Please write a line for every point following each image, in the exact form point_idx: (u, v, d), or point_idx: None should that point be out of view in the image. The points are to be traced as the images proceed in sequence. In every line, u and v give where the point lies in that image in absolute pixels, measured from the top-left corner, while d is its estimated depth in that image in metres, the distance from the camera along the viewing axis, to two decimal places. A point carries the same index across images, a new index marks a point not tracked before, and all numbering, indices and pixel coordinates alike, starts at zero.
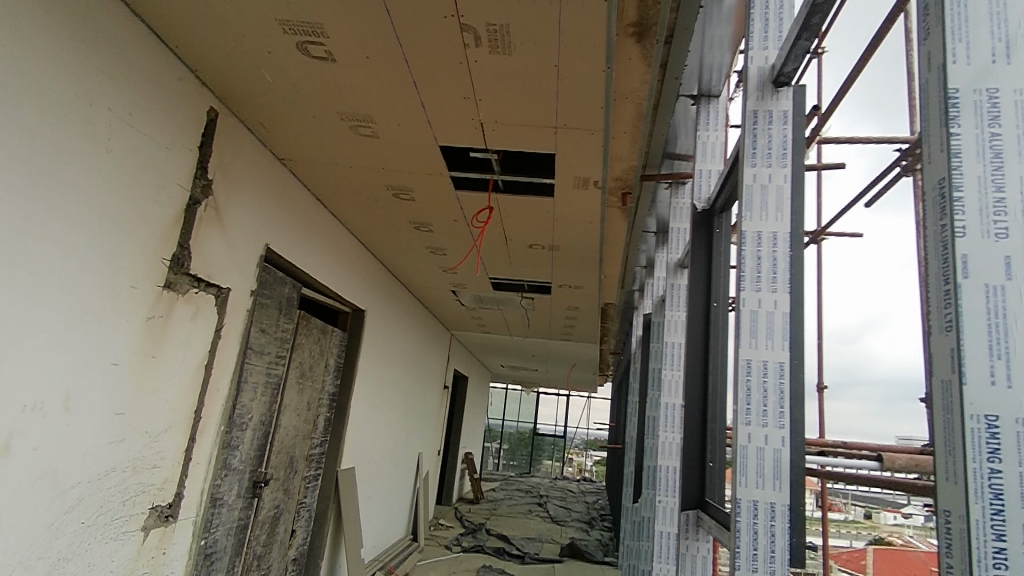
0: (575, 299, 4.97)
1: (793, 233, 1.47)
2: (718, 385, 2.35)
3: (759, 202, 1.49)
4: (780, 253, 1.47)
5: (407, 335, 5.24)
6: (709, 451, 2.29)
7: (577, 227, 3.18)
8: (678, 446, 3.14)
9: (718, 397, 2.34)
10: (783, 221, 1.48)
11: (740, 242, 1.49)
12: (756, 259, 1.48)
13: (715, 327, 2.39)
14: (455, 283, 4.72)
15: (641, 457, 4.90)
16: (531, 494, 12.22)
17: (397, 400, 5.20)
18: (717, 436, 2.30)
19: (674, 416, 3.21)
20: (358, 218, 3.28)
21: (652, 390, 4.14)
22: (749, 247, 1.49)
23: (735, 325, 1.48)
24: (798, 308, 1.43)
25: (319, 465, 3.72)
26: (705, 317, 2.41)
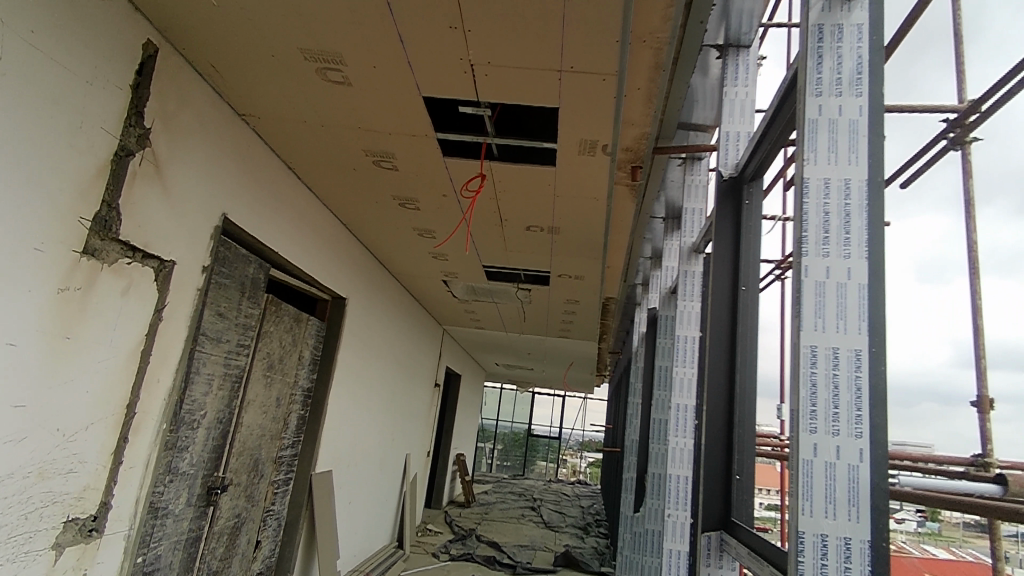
0: (575, 292, 4.63)
1: (872, 180, 1.12)
2: (746, 384, 2.01)
3: (825, 141, 1.15)
4: (854, 206, 1.12)
5: (395, 328, 4.89)
6: (737, 461, 1.94)
7: (580, 205, 2.83)
8: (692, 452, 2.81)
9: (746, 398, 1.99)
10: (858, 165, 1.13)
11: (800, 193, 1.14)
12: (823, 215, 1.13)
13: (743, 316, 2.05)
14: (447, 272, 4.37)
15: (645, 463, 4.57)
16: (525, 497, 11.88)
17: (383, 397, 4.86)
18: (747, 444, 1.95)
19: (686, 418, 2.87)
20: (336, 193, 2.92)
21: (659, 390, 3.80)
22: (813, 200, 1.14)
23: (794, 302, 1.13)
24: (879, 278, 1.08)
25: (290, 468, 3.36)
26: (731, 305, 2.08)
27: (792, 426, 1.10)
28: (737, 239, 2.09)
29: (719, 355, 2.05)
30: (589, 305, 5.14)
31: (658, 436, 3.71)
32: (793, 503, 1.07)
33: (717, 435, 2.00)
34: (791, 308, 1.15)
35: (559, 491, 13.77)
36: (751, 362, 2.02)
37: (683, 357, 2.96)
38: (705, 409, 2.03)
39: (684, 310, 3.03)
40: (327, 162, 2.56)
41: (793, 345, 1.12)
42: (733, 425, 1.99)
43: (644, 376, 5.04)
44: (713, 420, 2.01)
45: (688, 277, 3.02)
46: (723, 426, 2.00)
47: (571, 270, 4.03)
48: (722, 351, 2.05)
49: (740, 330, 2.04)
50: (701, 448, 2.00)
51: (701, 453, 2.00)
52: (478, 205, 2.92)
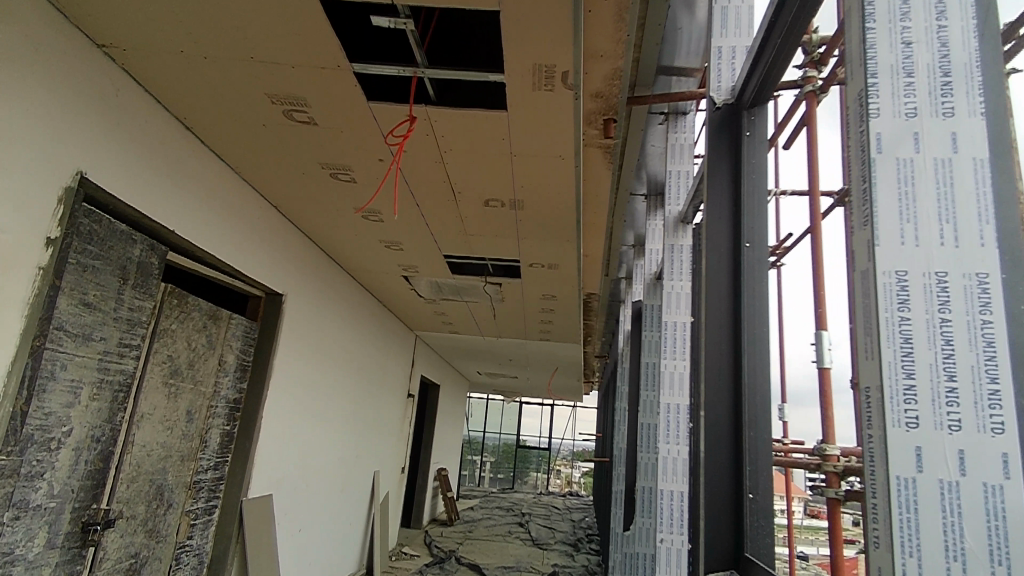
0: (551, 285, 4.15)
1: (982, 28, 0.85)
2: (756, 371, 1.52)
3: None
4: (959, 68, 0.85)
5: (351, 331, 4.38)
6: (748, 476, 1.46)
7: (542, 170, 2.36)
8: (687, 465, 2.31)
9: (757, 389, 1.51)
10: (960, 10, 0.87)
11: (872, 54, 0.90)
12: (907, 82, 0.87)
13: (749, 283, 1.56)
14: (406, 264, 3.90)
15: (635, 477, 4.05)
16: (512, 511, 11.32)
17: (339, 409, 4.34)
18: (760, 451, 1.47)
19: (678, 421, 2.39)
20: (254, 162, 2.46)
21: (645, 390, 3.32)
22: (888, 63, 0.89)
23: (871, 210, 0.87)
24: (1001, 170, 0.81)
25: (212, 495, 2.83)
26: (734, 270, 1.60)
27: (880, 418, 0.81)
28: (736, 185, 1.62)
29: (720, 336, 1.58)
30: (568, 302, 4.66)
31: (649, 442, 3.23)
32: (887, 562, 0.78)
33: (721, 444, 1.51)
34: (859, 208, 0.91)
35: (549, 504, 13.20)
36: (761, 343, 1.54)
37: (667, 349, 2.49)
38: (704, 409, 1.55)
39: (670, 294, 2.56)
40: (230, 116, 2.10)
41: (873, 268, 0.85)
42: (740, 428, 1.51)
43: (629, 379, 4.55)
44: (712, 421, 1.53)
45: (673, 254, 2.54)
46: (731, 431, 1.52)
47: (543, 258, 3.56)
48: (724, 330, 1.57)
49: (743, 301, 1.56)
50: (700, 460, 1.52)
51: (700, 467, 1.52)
52: (423, 173, 2.44)
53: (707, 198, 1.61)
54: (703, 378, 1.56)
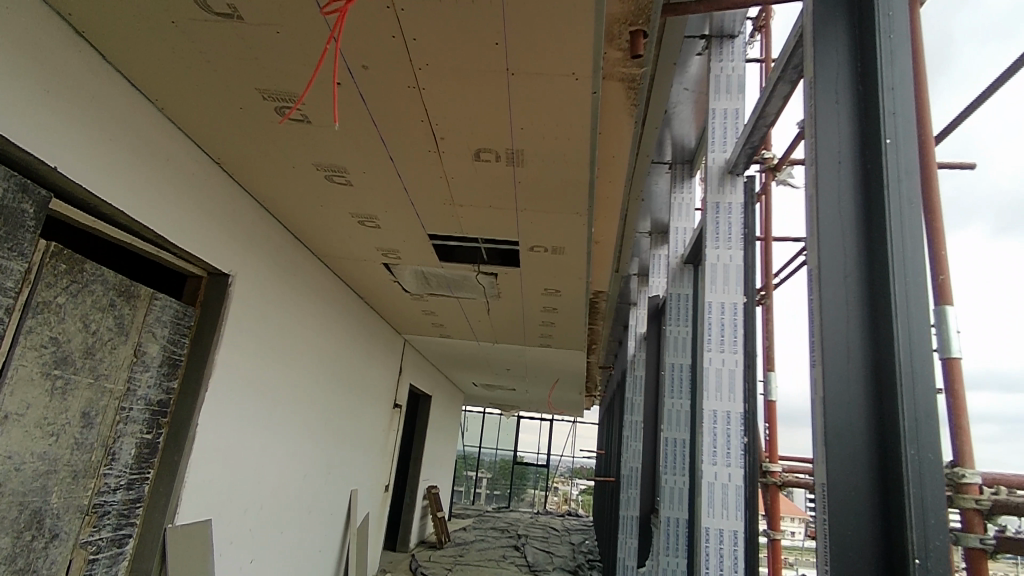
0: (557, 276, 3.59)
1: None
2: (906, 360, 1.09)
3: None
4: None
5: (322, 328, 3.81)
6: (909, 509, 1.03)
7: (550, 103, 1.81)
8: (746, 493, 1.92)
9: (913, 380, 1.08)
10: None
11: None
12: None
13: (890, 231, 1.14)
14: (385, 249, 3.35)
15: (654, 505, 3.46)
16: (509, 533, 10.65)
17: (306, 418, 3.76)
18: (924, 469, 1.03)
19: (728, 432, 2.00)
20: (178, 89, 1.92)
21: (671, 398, 2.77)
22: None
23: None
24: None
25: (120, 522, 2.24)
26: (863, 222, 1.20)
27: None
28: (861, 108, 1.24)
29: (844, 311, 1.17)
30: (572, 299, 4.10)
31: (679, 463, 2.70)
32: None
33: (858, 467, 1.11)
34: None
35: (548, 525, 12.52)
36: (922, 314, 1.09)
37: (713, 343, 2.07)
38: (823, 424, 1.14)
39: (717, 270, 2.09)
40: (123, 7, 1.57)
41: None
42: (892, 438, 1.09)
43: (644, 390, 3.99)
44: (841, 423, 1.13)
45: (721, 218, 2.07)
46: (874, 444, 1.12)
47: (546, 240, 3.00)
48: (855, 319, 1.16)
49: (880, 262, 1.15)
50: (827, 487, 1.10)
51: (824, 491, 1.11)
52: (400, 112, 1.91)
53: (822, 122, 1.24)
54: (823, 371, 1.16)
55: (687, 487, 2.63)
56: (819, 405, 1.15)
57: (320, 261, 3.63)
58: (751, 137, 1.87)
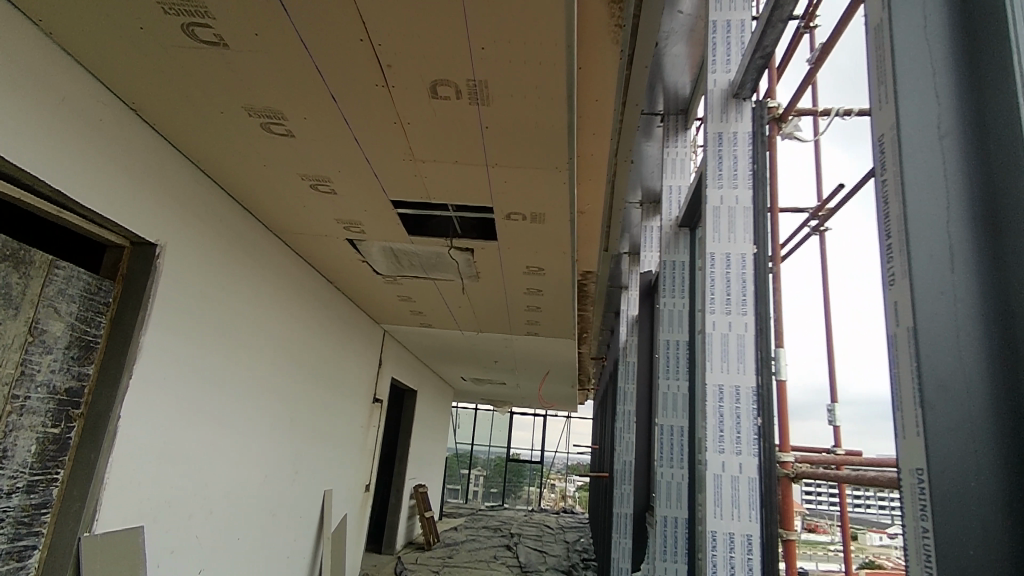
0: (539, 251, 3.25)
1: None
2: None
3: None
4: None
5: (282, 312, 3.46)
6: None
7: (516, 12, 1.47)
8: (762, 487, 1.61)
9: None
10: None
11: None
12: None
13: (1011, 76, 0.76)
14: (347, 222, 3.02)
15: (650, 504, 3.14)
16: (502, 532, 10.33)
17: (265, 413, 3.42)
18: None
19: (739, 412, 1.67)
20: (62, 6, 1.58)
21: (665, 378, 2.44)
22: None
23: None
24: None
25: (19, 530, 1.91)
26: (965, 80, 0.81)
27: None
28: None
29: (940, 207, 0.79)
30: (557, 279, 3.77)
31: (675, 455, 2.37)
32: None
33: (985, 437, 0.72)
34: None
35: (542, 523, 12.20)
36: None
37: (717, 306, 1.74)
38: (914, 374, 0.77)
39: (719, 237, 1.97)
40: None
41: None
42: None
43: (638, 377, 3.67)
44: (959, 374, 0.75)
45: (723, 153, 1.80)
46: (1004, 399, 0.73)
47: (523, 207, 2.67)
48: (958, 215, 0.78)
49: (998, 131, 0.77)
50: (923, 473, 0.73)
51: (921, 480, 0.74)
52: (335, 31, 1.57)
53: None
54: (911, 300, 0.78)
55: (686, 482, 2.33)
56: (907, 346, 0.78)
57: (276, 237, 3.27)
58: (761, 44, 1.60)
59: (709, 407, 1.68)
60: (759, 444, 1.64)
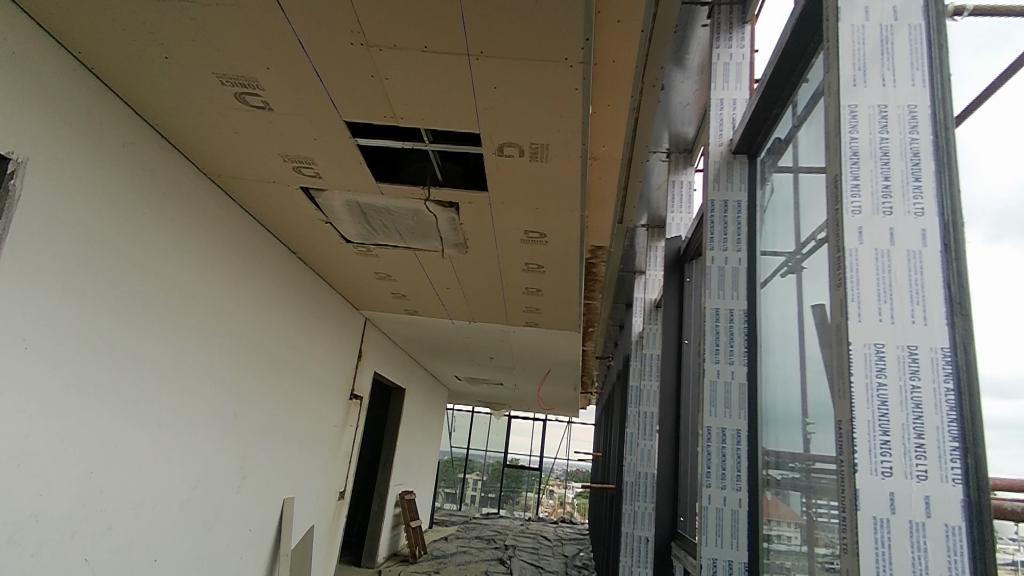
0: (540, 206, 2.58)
1: None
2: None
3: None
4: None
5: (219, 278, 2.83)
6: None
7: None
8: (970, 537, 0.95)
9: None
10: None
11: None
12: None
13: None
14: (300, 165, 2.39)
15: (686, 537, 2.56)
16: (496, 544, 9.62)
17: (194, 403, 2.78)
18: None
19: (919, 403, 1.03)
20: None
21: (714, 363, 2.01)
22: None
23: None
24: None
25: None
26: None
27: None
28: None
29: None
30: (561, 251, 3.13)
31: (729, 467, 1.94)
32: None
33: None
34: None
35: (540, 534, 11.48)
36: None
37: (863, 206, 1.14)
38: None
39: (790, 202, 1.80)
40: None
41: None
42: None
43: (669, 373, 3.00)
44: None
45: None
46: None
47: (518, 137, 2.02)
48: None
49: None
50: None
51: None
52: None
53: None
54: None
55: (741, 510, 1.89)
56: None
57: (210, 181, 2.64)
58: None
59: (862, 391, 1.05)
60: (960, 459, 0.98)
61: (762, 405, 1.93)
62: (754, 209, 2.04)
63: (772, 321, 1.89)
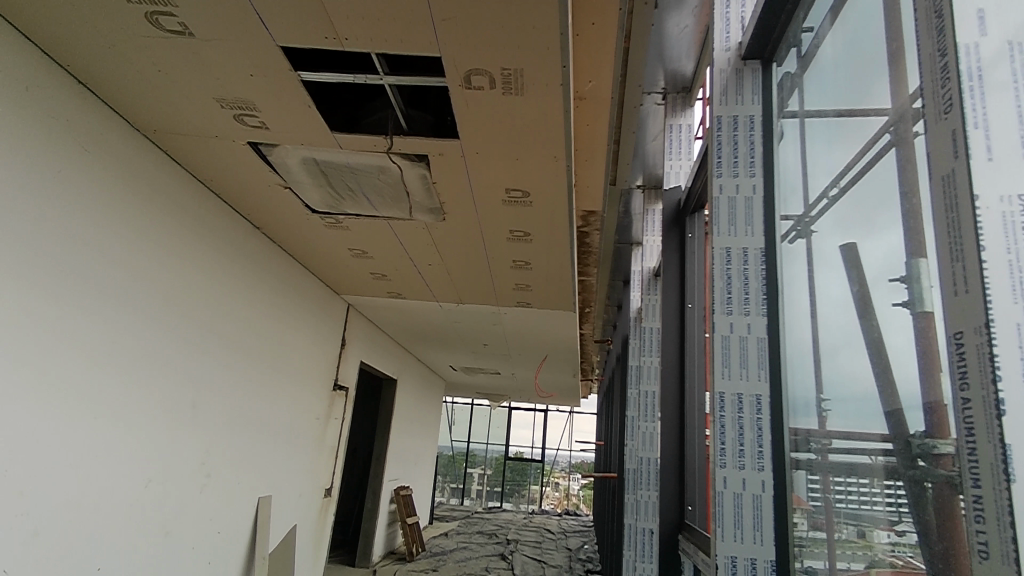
0: (522, 156, 2.27)
1: None
2: None
3: None
4: None
5: (164, 252, 2.52)
6: None
7: None
8: None
9: None
10: None
11: None
12: None
13: None
14: (242, 114, 2.07)
15: (694, 529, 2.30)
16: (498, 539, 9.32)
17: (141, 392, 2.49)
18: None
19: None
20: None
21: (727, 316, 1.79)
22: None
23: None
24: None
25: None
26: None
27: None
28: None
29: None
30: (548, 214, 2.81)
31: (747, 443, 1.68)
32: None
33: None
34: None
35: (544, 527, 11.21)
36: None
37: (995, 25, 0.75)
38: None
39: (832, 99, 1.48)
40: None
41: None
42: None
43: (674, 346, 2.72)
44: None
45: None
46: None
47: (487, 59, 1.70)
48: None
49: None
50: None
51: None
52: None
53: None
54: None
55: (764, 492, 1.63)
56: None
57: (144, 137, 2.32)
58: None
59: (1007, 287, 0.69)
60: None
61: (784, 367, 1.67)
62: (769, 123, 1.84)
63: (794, 263, 1.66)
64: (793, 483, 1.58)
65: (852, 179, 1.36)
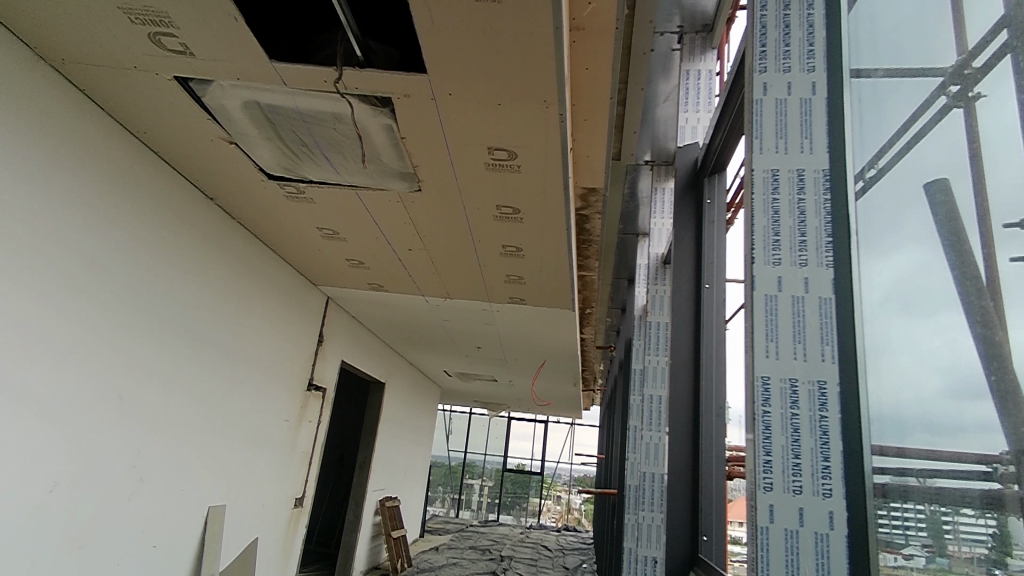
0: (506, 98, 1.86)
1: None
2: None
3: None
4: None
5: (81, 211, 2.14)
6: None
7: None
8: None
9: None
10: None
11: None
12: None
13: None
14: (159, 31, 1.69)
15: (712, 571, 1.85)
16: (491, 555, 8.79)
17: (50, 375, 2.10)
18: None
19: None
20: None
21: (774, 269, 1.35)
22: None
23: None
24: None
25: None
26: None
27: None
28: None
29: None
30: (539, 184, 2.40)
31: (804, 457, 1.23)
32: None
33: None
34: None
35: (541, 543, 10.67)
36: None
37: None
38: None
39: None
40: None
41: None
42: None
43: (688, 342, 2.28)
44: None
45: None
46: None
47: None
48: None
49: None
50: None
51: None
52: None
53: None
54: None
55: (832, 531, 1.16)
56: None
57: (50, 66, 1.95)
58: None
59: None
60: None
61: (860, 344, 1.23)
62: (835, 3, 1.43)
63: (880, 199, 1.23)
64: (876, 520, 1.14)
65: (906, 144, 1.14)
